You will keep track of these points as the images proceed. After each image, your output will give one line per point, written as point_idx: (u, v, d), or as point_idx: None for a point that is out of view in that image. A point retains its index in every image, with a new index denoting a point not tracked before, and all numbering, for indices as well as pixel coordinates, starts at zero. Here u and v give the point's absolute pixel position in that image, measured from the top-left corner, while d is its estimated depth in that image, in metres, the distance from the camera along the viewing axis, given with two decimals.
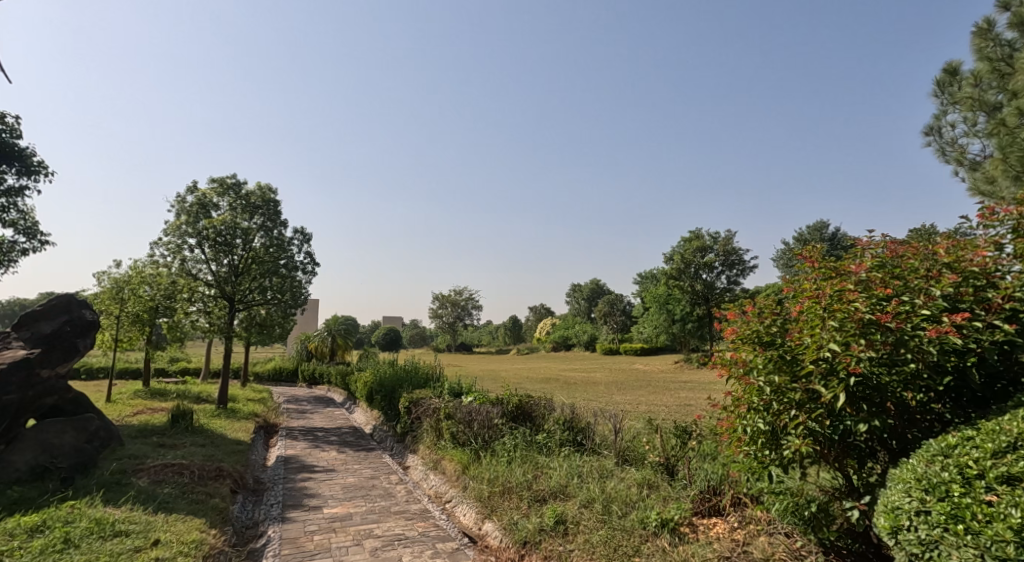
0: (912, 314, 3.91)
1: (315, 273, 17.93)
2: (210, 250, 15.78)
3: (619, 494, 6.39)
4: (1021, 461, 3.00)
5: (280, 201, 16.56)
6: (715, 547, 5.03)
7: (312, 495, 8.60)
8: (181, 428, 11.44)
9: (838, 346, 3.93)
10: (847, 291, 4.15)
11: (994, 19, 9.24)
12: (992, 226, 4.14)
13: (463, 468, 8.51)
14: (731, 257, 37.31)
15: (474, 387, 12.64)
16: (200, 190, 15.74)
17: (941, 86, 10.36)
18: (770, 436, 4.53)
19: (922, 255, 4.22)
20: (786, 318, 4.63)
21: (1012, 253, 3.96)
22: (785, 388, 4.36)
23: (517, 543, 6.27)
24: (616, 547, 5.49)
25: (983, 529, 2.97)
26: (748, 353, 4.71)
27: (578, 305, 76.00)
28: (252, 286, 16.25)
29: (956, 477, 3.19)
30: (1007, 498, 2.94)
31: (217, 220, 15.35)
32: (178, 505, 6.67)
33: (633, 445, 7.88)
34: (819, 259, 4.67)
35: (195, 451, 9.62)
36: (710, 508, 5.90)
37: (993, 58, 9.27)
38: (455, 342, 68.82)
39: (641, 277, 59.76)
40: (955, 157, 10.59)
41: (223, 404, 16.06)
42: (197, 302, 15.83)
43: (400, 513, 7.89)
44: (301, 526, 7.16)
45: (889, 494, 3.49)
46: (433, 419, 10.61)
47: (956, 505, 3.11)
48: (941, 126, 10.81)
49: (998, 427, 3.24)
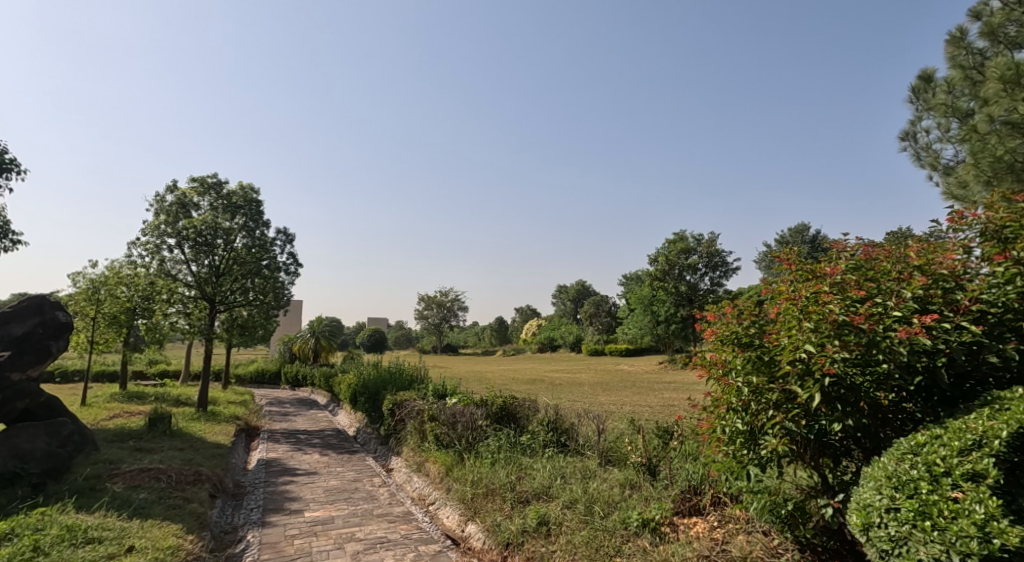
0: (884, 315, 3.99)
1: (298, 274, 17.80)
2: (189, 251, 15.57)
3: (601, 494, 6.45)
4: (985, 458, 3.09)
5: (262, 201, 16.42)
6: (694, 546, 5.08)
7: (293, 498, 8.52)
8: (159, 432, 11.27)
9: (814, 347, 4.00)
10: (823, 293, 4.23)
11: (966, 28, 9.46)
12: (961, 230, 4.25)
13: (446, 469, 8.48)
14: (714, 259, 38.03)
15: (458, 388, 12.65)
16: (180, 190, 15.55)
17: (917, 92, 10.55)
18: (748, 436, 4.60)
19: (894, 258, 4.33)
20: (765, 319, 4.71)
21: (981, 256, 4.05)
22: (762, 389, 4.44)
23: (500, 545, 6.29)
24: (598, 547, 5.52)
25: (949, 525, 3.05)
26: (727, 354, 4.78)
27: (564, 306, 76.33)
28: (233, 287, 16.06)
29: (925, 475, 3.26)
30: (972, 494, 3.04)
31: (197, 220, 15.17)
32: (154, 510, 6.57)
33: (616, 445, 7.95)
34: (796, 261, 4.75)
35: (172, 455, 9.48)
36: (690, 508, 5.97)
37: (965, 65, 9.46)
38: (440, 343, 68.76)
39: (626, 279, 60.28)
40: (929, 162, 10.82)
41: (203, 407, 15.84)
42: (177, 304, 15.63)
43: (382, 515, 7.86)
44: (282, 530, 7.09)
45: (861, 492, 3.53)
46: (417, 421, 10.59)
47: (924, 502, 3.18)
48: (916, 132, 11.04)
49: (964, 425, 3.32)
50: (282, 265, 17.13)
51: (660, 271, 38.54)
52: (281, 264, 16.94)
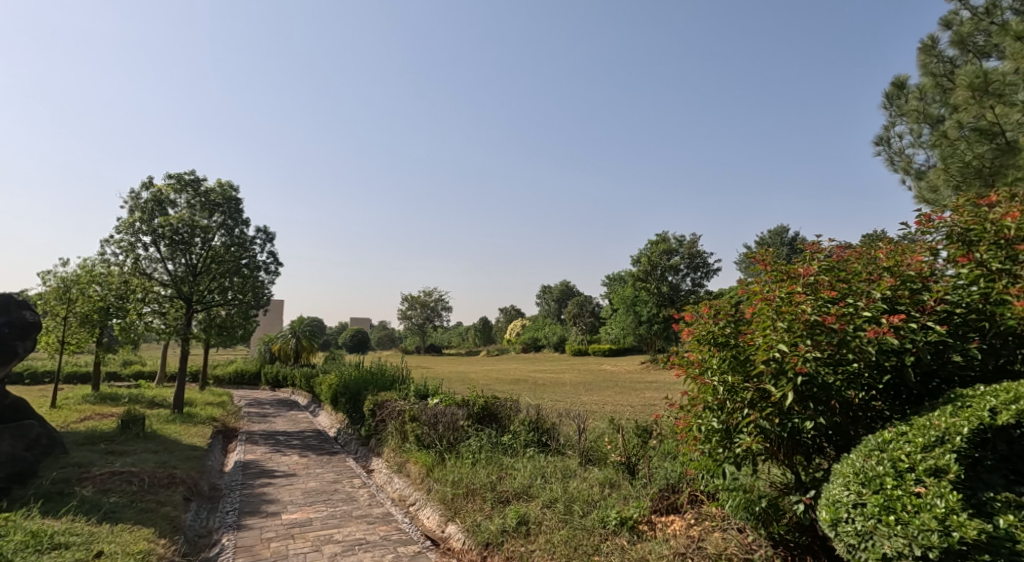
0: (854, 315, 4.06)
1: (278, 273, 17.63)
2: (165, 249, 15.30)
3: (580, 494, 6.49)
4: (947, 454, 3.19)
5: (241, 199, 16.22)
6: (671, 544, 5.13)
7: (270, 500, 8.42)
8: (132, 434, 11.05)
9: (787, 346, 4.07)
10: (796, 293, 4.29)
11: (937, 37, 9.70)
12: (928, 233, 4.37)
13: (427, 470, 8.45)
14: (695, 260, 38.97)
15: (440, 388, 12.63)
16: (156, 186, 15.27)
17: (890, 98, 10.77)
18: (723, 435, 4.64)
19: (865, 259, 4.44)
20: (741, 319, 4.77)
21: (947, 257, 4.17)
22: (738, 388, 4.50)
23: (480, 545, 6.29)
24: (576, 546, 5.54)
25: (912, 519, 3.11)
26: (703, 353, 4.82)
27: (548, 306, 76.49)
28: (210, 286, 15.89)
29: (890, 471, 3.33)
30: (934, 489, 3.12)
31: (173, 218, 14.93)
32: (125, 514, 6.46)
33: (596, 444, 8.00)
34: (771, 262, 4.84)
35: (146, 458, 9.31)
36: (668, 506, 6.03)
37: (936, 73, 9.71)
38: (423, 343, 68.43)
39: (609, 280, 60.51)
40: (902, 167, 11.06)
41: (179, 409, 15.57)
42: (152, 303, 15.39)
43: (362, 517, 7.82)
44: (258, 533, 7.00)
45: (831, 489, 3.58)
46: (398, 421, 10.54)
47: (889, 497, 3.24)
48: (889, 137, 11.28)
49: (928, 422, 3.41)
50: (261, 265, 16.95)
51: (642, 271, 38.90)
52: (260, 264, 16.77)
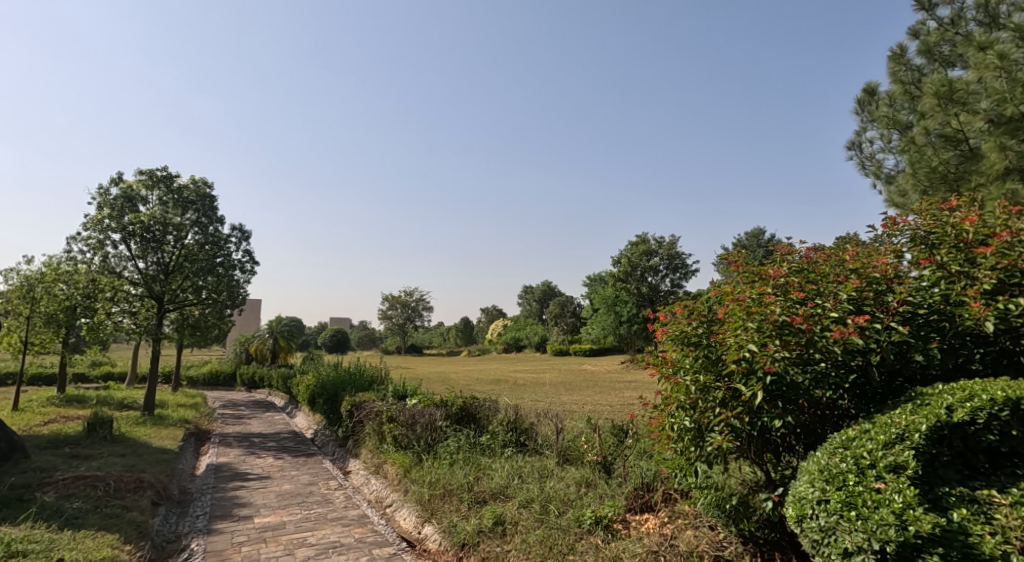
0: (822, 316, 4.13)
1: (253, 272, 17.39)
2: (136, 247, 14.99)
3: (557, 493, 6.52)
4: (907, 451, 3.28)
5: (216, 196, 15.95)
6: (644, 542, 5.16)
7: (243, 504, 8.29)
8: (99, 437, 10.79)
9: (757, 346, 4.12)
10: (767, 294, 4.37)
11: (906, 46, 9.96)
12: (894, 236, 4.51)
13: (404, 471, 8.40)
14: (674, 260, 39.39)
15: (419, 389, 12.56)
16: (126, 182, 14.92)
17: (862, 104, 10.98)
18: (695, 433, 4.66)
19: (833, 261, 4.54)
20: (713, 319, 4.83)
21: (910, 260, 4.29)
22: (709, 387, 4.54)
23: (455, 545, 6.27)
24: (551, 546, 5.56)
25: (871, 514, 3.17)
26: (676, 353, 4.87)
27: (529, 306, 76.68)
28: (183, 286, 15.60)
29: (852, 467, 3.40)
30: (893, 485, 3.20)
31: (144, 215, 14.59)
32: (88, 520, 6.30)
33: (574, 444, 8.04)
34: (744, 263, 4.95)
35: (113, 461, 9.10)
36: (642, 504, 6.10)
37: (905, 81, 9.93)
38: (403, 343, 68.01)
39: (589, 280, 60.78)
40: (872, 171, 11.33)
41: (149, 411, 15.23)
42: (122, 302, 14.97)
43: (337, 519, 7.73)
44: (229, 538, 6.89)
45: (797, 486, 3.62)
46: (375, 423, 10.45)
47: (850, 493, 3.30)
48: (861, 142, 11.53)
49: (890, 420, 3.50)
50: (237, 263, 16.72)
51: (622, 272, 39.27)
52: (235, 262, 16.53)
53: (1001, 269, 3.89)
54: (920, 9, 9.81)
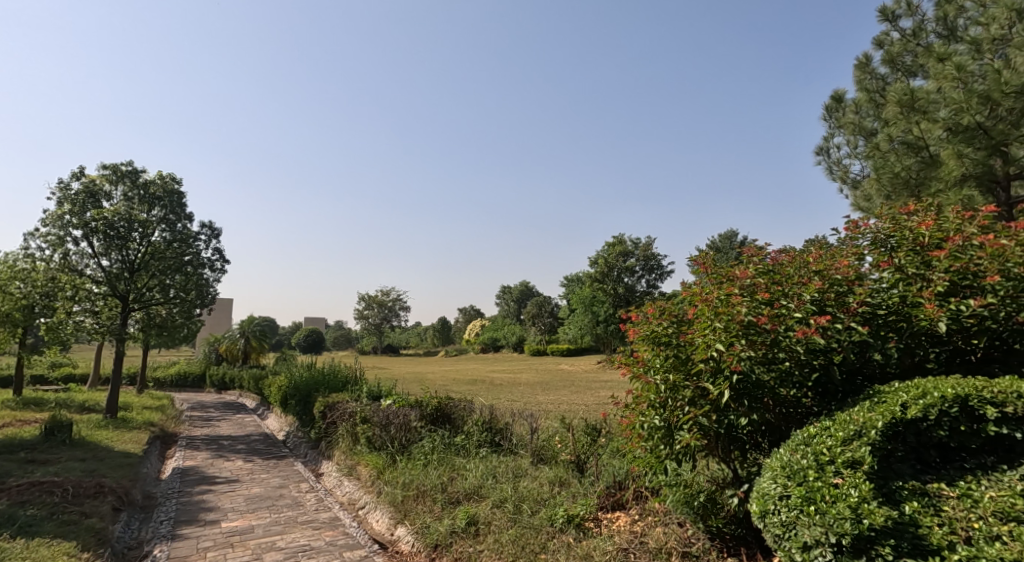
0: (786, 316, 4.21)
1: (224, 271, 17.09)
2: (99, 244, 14.56)
3: (530, 492, 6.54)
4: (863, 447, 3.39)
5: (184, 192, 15.64)
6: (615, 540, 5.20)
7: (209, 508, 8.12)
8: (57, 442, 10.47)
9: (723, 346, 4.19)
10: (733, 295, 4.44)
11: (871, 55, 10.24)
12: (856, 238, 4.65)
13: (378, 472, 8.34)
14: (650, 262, 39.92)
15: (394, 390, 12.45)
16: (89, 177, 14.51)
17: (829, 111, 11.23)
18: (665, 432, 4.70)
19: (797, 263, 4.65)
20: (683, 319, 4.89)
21: (871, 262, 4.42)
22: (679, 386, 4.60)
23: (428, 546, 6.23)
24: (524, 545, 5.58)
25: (829, 509, 3.24)
26: (647, 353, 4.92)
27: (506, 305, 76.82)
28: (149, 284, 15.26)
29: (812, 463, 3.49)
30: (850, 479, 3.30)
31: (108, 211, 14.18)
32: (44, 528, 6.12)
33: (548, 444, 8.08)
34: (711, 265, 5.04)
35: (72, 466, 8.84)
36: (614, 503, 6.16)
37: (870, 89, 10.18)
38: (379, 343, 67.46)
39: (567, 281, 61.18)
40: (839, 176, 11.61)
41: (112, 414, 14.82)
42: (84, 302, 14.46)
43: (307, 522, 7.63)
44: (194, 543, 6.75)
45: (761, 483, 3.69)
46: (349, 424, 10.35)
47: (810, 488, 3.38)
48: (829, 147, 11.81)
49: (848, 418, 3.62)
50: (206, 261, 16.43)
51: (599, 273, 39.66)
52: (204, 261, 16.24)
53: (953, 272, 4.04)
54: (883, 20, 10.09)
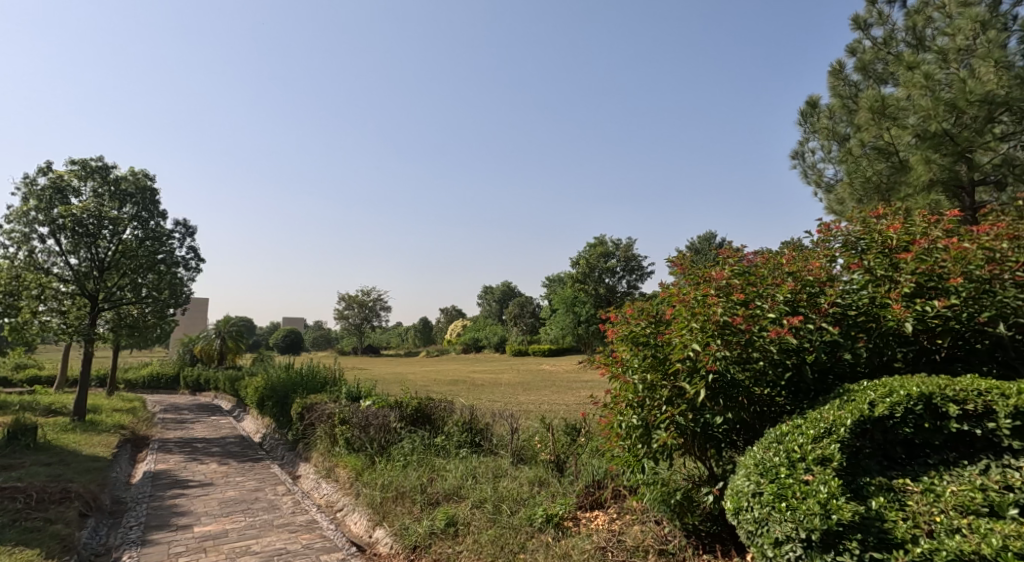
0: (761, 317, 4.29)
1: (199, 270, 16.82)
2: (66, 241, 14.21)
3: (510, 492, 6.56)
4: (832, 444, 3.50)
5: (157, 189, 15.37)
6: (593, 538, 5.25)
7: (182, 513, 8.00)
8: (21, 446, 10.19)
9: (699, 346, 4.27)
10: (710, 296, 4.52)
11: (844, 62, 10.48)
12: (828, 241, 4.78)
13: (356, 474, 8.29)
14: (631, 263, 40.30)
15: (373, 390, 12.37)
16: (56, 172, 14.17)
17: (804, 116, 11.44)
18: (643, 431, 4.75)
19: (771, 264, 4.75)
20: (661, 319, 4.96)
21: (841, 264, 4.54)
22: (656, 385, 4.67)
23: (407, 548, 6.20)
24: (503, 545, 5.60)
25: (800, 505, 3.31)
26: (626, 352, 4.97)
27: (488, 305, 76.78)
28: (120, 283, 14.94)
29: (784, 461, 3.58)
30: (820, 476, 3.39)
31: (76, 207, 13.84)
32: (7, 536, 5.98)
33: (528, 444, 8.11)
34: (688, 266, 5.12)
35: (37, 472, 8.62)
36: (593, 501, 6.22)
37: (843, 95, 10.40)
38: (359, 344, 66.94)
39: (548, 281, 61.42)
40: (814, 180, 11.84)
41: (80, 417, 14.46)
42: (50, 301, 14.09)
43: (283, 525, 7.56)
44: (165, 549, 6.65)
45: (735, 481, 3.77)
46: (327, 425, 10.26)
47: (782, 485, 3.46)
48: (804, 152, 12.04)
49: (819, 416, 3.73)
50: (180, 260, 16.16)
51: (580, 273, 39.87)
52: (178, 259, 15.97)
53: (920, 274, 4.17)
54: (856, 28, 10.33)
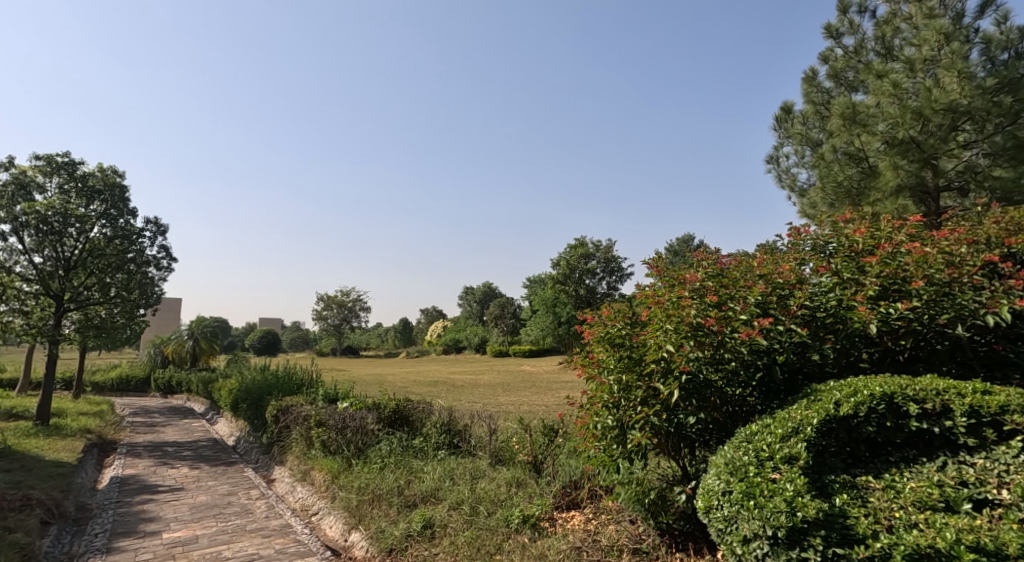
0: (732, 318, 4.36)
1: (171, 269, 16.50)
2: (30, 239, 13.85)
3: (487, 494, 6.56)
4: (799, 443, 3.59)
5: (126, 186, 15.04)
6: (569, 538, 5.28)
7: (150, 519, 7.84)
8: None
9: (672, 346, 4.33)
10: (684, 298, 4.58)
11: (816, 69, 10.70)
12: (799, 244, 4.88)
13: (332, 477, 8.22)
14: (611, 264, 40.45)
15: (351, 392, 12.26)
16: (20, 167, 13.81)
17: (779, 121, 11.65)
18: (618, 431, 4.79)
19: (743, 267, 4.85)
20: (636, 321, 5.01)
21: (811, 267, 4.63)
22: (631, 386, 4.72)
23: (383, 551, 6.16)
24: (479, 547, 5.60)
25: (767, 503, 3.38)
26: (602, 353, 5.02)
27: (468, 306, 76.66)
28: (87, 282, 14.61)
29: (752, 460, 3.66)
30: (786, 474, 3.48)
31: (40, 204, 13.49)
32: None
33: (506, 444, 8.11)
34: (664, 267, 5.18)
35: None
36: (569, 501, 6.26)
37: (816, 101, 10.61)
38: (338, 345, 66.26)
39: (529, 283, 61.47)
40: (788, 184, 12.07)
41: (44, 421, 14.07)
42: (12, 301, 13.73)
43: (256, 530, 7.46)
44: (131, 556, 6.52)
45: (706, 480, 3.83)
46: (303, 428, 10.14)
47: (750, 484, 3.53)
48: (779, 156, 12.27)
49: (787, 415, 3.83)
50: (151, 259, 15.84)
51: (561, 274, 39.95)
52: (149, 258, 15.64)
53: (884, 277, 4.29)
54: (828, 37, 10.55)
